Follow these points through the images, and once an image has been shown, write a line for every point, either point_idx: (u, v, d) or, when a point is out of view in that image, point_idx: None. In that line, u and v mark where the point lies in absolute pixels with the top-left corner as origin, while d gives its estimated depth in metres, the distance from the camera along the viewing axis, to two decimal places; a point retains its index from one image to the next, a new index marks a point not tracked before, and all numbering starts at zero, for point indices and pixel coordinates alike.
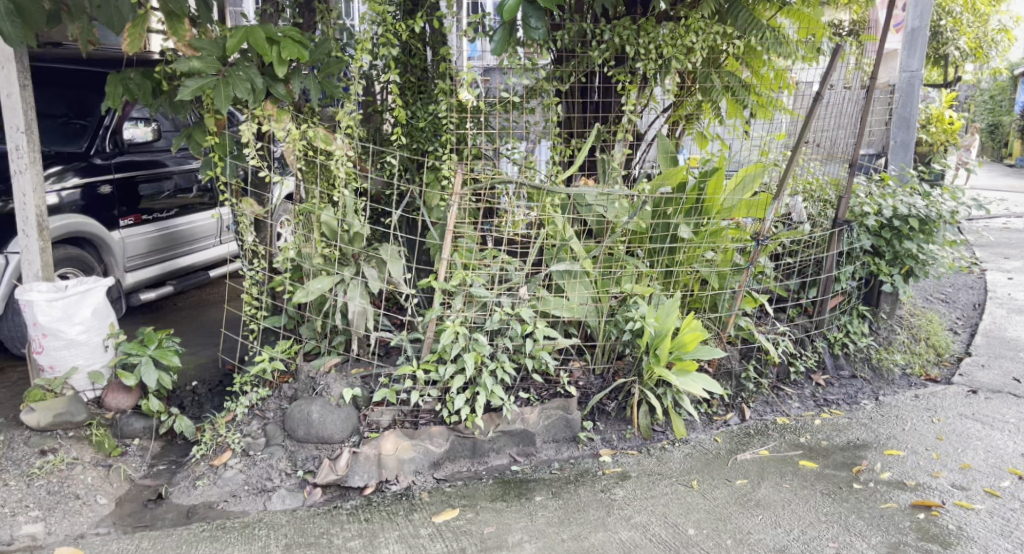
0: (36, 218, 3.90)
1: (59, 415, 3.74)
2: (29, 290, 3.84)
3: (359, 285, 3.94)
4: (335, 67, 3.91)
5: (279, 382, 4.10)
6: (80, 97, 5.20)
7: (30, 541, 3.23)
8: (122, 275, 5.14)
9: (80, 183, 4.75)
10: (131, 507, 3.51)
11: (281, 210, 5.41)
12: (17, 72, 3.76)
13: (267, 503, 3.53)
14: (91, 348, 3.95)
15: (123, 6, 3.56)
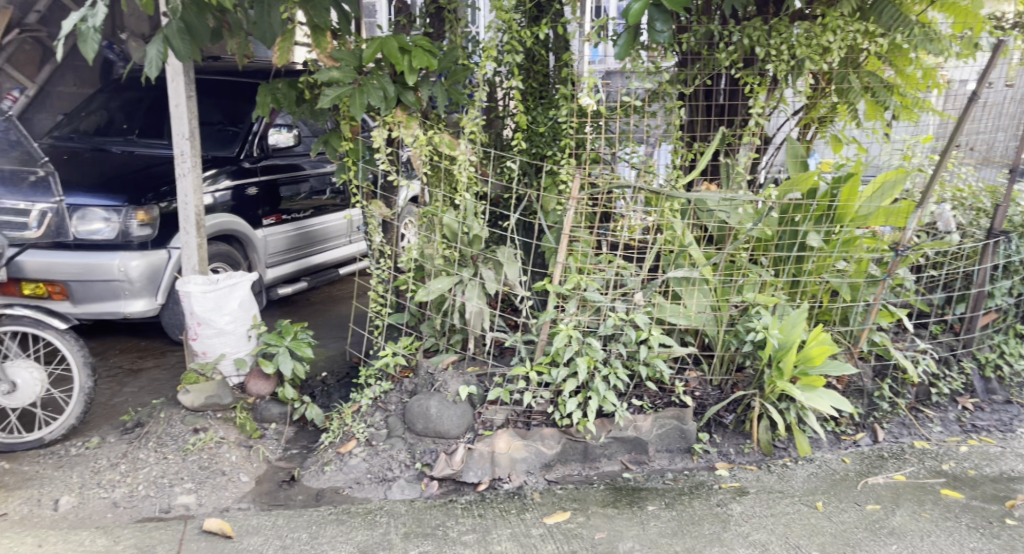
0: (195, 217, 4.29)
1: (209, 398, 4.11)
2: (187, 283, 4.21)
3: (477, 285, 4.05)
4: (461, 74, 4.05)
5: (400, 376, 4.27)
6: (234, 106, 5.66)
7: (184, 510, 3.57)
8: (265, 270, 5.57)
9: (230, 185, 5.16)
10: (267, 487, 3.79)
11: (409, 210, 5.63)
12: (184, 85, 4.15)
13: (387, 492, 3.71)
14: (237, 337, 4.30)
15: (274, 22, 3.81)
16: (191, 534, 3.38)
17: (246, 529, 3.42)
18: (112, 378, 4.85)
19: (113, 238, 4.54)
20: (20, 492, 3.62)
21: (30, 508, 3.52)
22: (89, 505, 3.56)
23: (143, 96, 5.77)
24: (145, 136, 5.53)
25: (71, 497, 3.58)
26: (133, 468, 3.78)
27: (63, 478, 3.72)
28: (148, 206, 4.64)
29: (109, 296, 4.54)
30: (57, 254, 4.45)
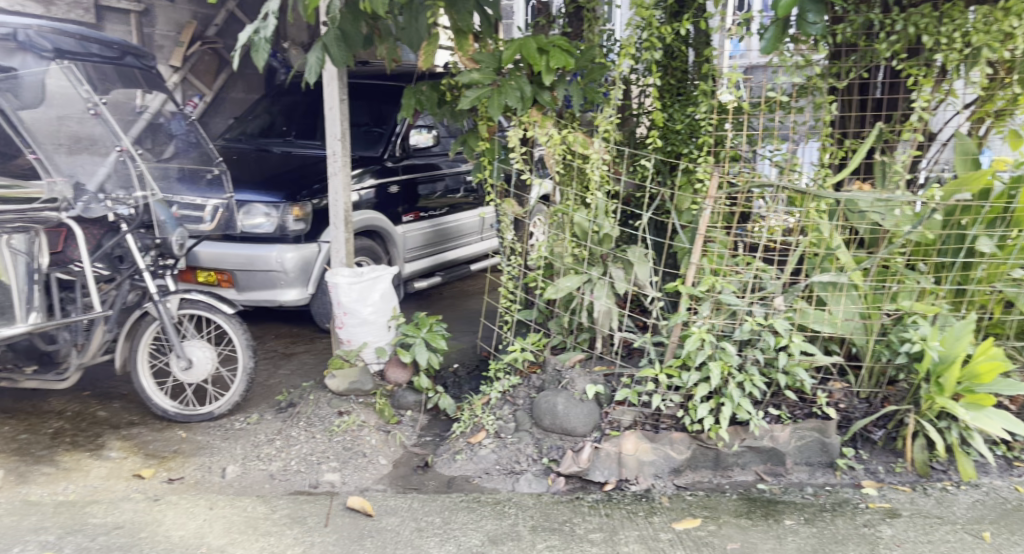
0: (344, 213, 4.58)
1: (352, 383, 4.38)
2: (335, 274, 4.51)
3: (606, 284, 4.04)
4: (597, 73, 4.06)
5: (529, 372, 4.36)
6: (379, 108, 5.97)
7: (330, 487, 3.81)
8: (404, 265, 5.85)
9: (374, 183, 5.45)
10: (403, 471, 3.97)
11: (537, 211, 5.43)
12: (337, 89, 4.44)
13: (515, 485, 3.77)
14: (378, 327, 4.56)
15: (421, 27, 3.98)
16: (336, 509, 3.57)
17: (385, 508, 3.57)
18: (268, 360, 5.29)
19: (272, 231, 4.94)
20: (193, 459, 4.02)
21: (202, 474, 3.89)
22: (250, 476, 3.89)
23: (300, 100, 6.23)
24: (301, 137, 5.97)
25: (235, 467, 3.93)
26: (287, 444, 4.11)
27: (228, 450, 4.10)
28: (302, 202, 5.01)
29: (267, 285, 4.94)
30: (224, 246, 4.91)
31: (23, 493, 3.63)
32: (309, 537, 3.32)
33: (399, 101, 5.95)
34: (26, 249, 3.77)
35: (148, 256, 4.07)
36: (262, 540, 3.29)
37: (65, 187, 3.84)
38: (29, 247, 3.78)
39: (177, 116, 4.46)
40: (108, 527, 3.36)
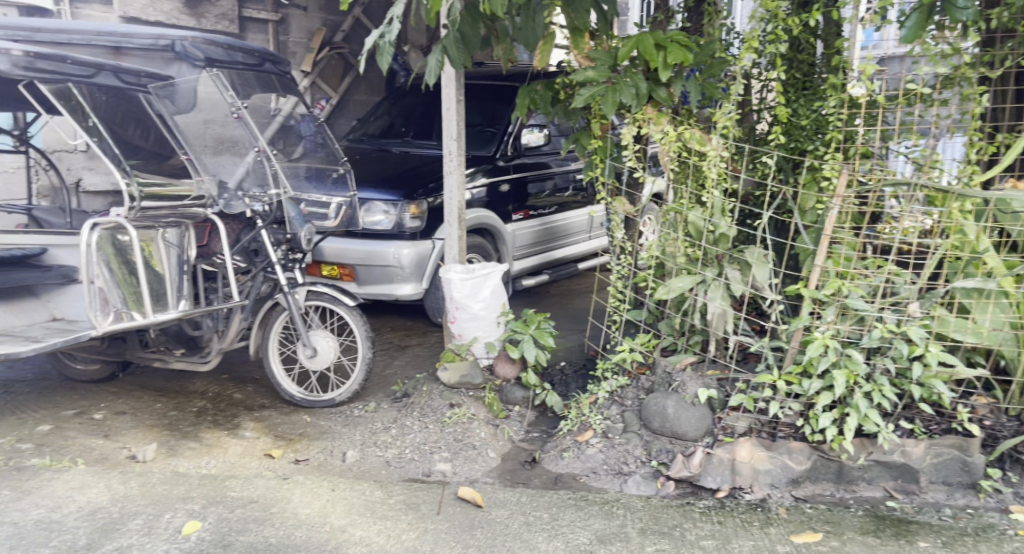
0: (458, 211, 4.71)
1: (463, 377, 4.53)
2: (448, 271, 4.66)
3: (721, 286, 3.93)
4: (718, 68, 3.95)
5: (637, 373, 4.31)
6: (493, 108, 6.07)
7: (442, 476, 3.91)
8: (512, 262, 5.94)
9: (486, 182, 5.55)
10: (511, 465, 4.03)
11: (647, 210, 5.38)
12: (455, 90, 4.56)
13: (624, 486, 3.73)
14: (488, 323, 4.67)
15: (537, 25, 4.01)
16: (448, 498, 3.66)
17: (495, 501, 3.63)
18: (384, 351, 5.49)
19: (390, 229, 5.14)
20: (317, 442, 4.25)
21: (324, 457, 4.10)
22: (368, 461, 4.06)
23: (418, 101, 6.43)
24: (418, 137, 6.17)
25: (354, 452, 4.12)
26: (402, 433, 4.26)
27: (349, 435, 4.31)
28: (418, 201, 5.18)
29: (384, 279, 5.13)
30: (346, 241, 5.15)
31: (173, 465, 3.95)
32: (423, 524, 3.42)
33: (512, 101, 6.02)
34: (177, 242, 4.05)
35: (280, 250, 4.32)
36: (380, 524, 3.41)
37: (211, 185, 4.19)
38: (180, 240, 4.07)
39: (306, 118, 4.69)
40: (245, 500, 3.58)
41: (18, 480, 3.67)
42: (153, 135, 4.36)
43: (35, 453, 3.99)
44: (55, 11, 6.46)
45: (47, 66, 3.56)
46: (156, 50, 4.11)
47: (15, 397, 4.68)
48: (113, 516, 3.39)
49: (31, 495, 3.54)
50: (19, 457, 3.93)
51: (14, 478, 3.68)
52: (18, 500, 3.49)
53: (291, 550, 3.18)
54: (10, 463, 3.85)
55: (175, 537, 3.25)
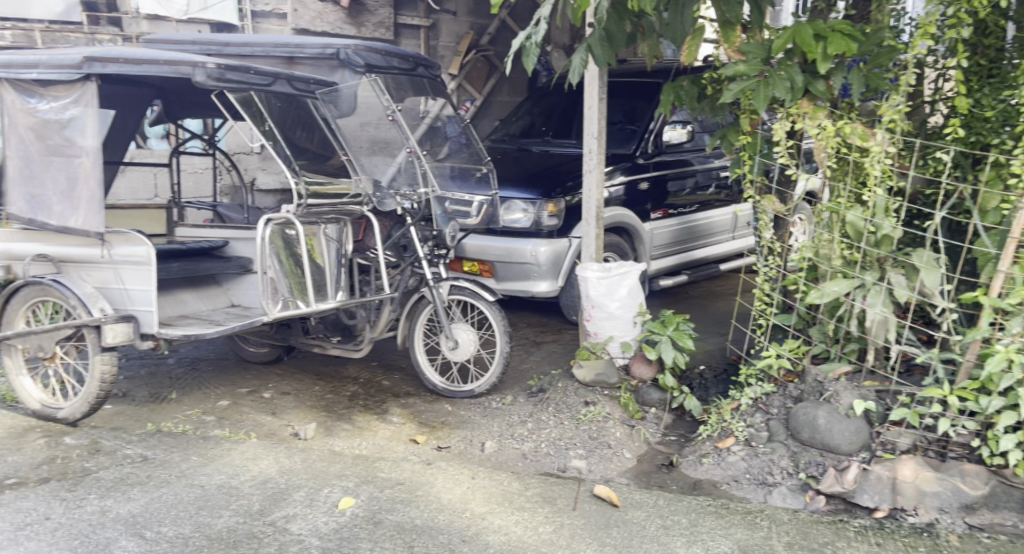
0: (596, 209, 4.72)
1: (598, 375, 4.51)
2: (584, 269, 4.66)
3: (883, 291, 3.70)
4: (886, 56, 3.67)
5: (785, 380, 4.14)
6: (634, 106, 5.99)
7: (577, 473, 3.91)
8: (650, 261, 5.82)
9: (624, 180, 5.48)
10: (647, 467, 3.97)
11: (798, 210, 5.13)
12: (597, 89, 4.55)
13: (768, 497, 3.58)
14: (624, 322, 4.63)
15: (686, 20, 3.90)
16: (583, 496, 3.64)
17: (631, 501, 3.58)
18: (520, 347, 5.57)
19: (529, 227, 5.18)
20: (458, 431, 4.37)
21: (465, 445, 4.21)
22: (505, 453, 4.13)
23: (559, 101, 6.46)
24: (558, 136, 6.20)
25: (493, 443, 4.20)
26: (538, 427, 4.30)
27: (487, 426, 4.40)
28: (557, 199, 5.20)
29: (522, 277, 5.19)
30: (487, 239, 5.25)
31: (330, 444, 4.19)
32: (559, 518, 3.43)
33: (653, 98, 5.92)
34: (337, 237, 4.31)
35: (427, 246, 4.45)
36: (517, 514, 3.45)
37: (367, 183, 4.33)
38: (339, 235, 4.32)
39: (452, 120, 4.83)
40: (393, 482, 3.73)
41: (203, 448, 4.02)
42: (317, 136, 4.43)
43: (217, 425, 4.36)
44: (241, 26, 6.80)
45: (235, 77, 3.83)
46: (324, 58, 4.67)
47: (198, 374, 5.14)
48: (281, 487, 3.64)
49: (214, 462, 3.87)
50: (204, 427, 4.31)
51: (200, 446, 4.04)
52: (204, 466, 3.82)
53: (435, 532, 3.28)
54: (197, 432, 4.23)
55: (332, 511, 3.44)
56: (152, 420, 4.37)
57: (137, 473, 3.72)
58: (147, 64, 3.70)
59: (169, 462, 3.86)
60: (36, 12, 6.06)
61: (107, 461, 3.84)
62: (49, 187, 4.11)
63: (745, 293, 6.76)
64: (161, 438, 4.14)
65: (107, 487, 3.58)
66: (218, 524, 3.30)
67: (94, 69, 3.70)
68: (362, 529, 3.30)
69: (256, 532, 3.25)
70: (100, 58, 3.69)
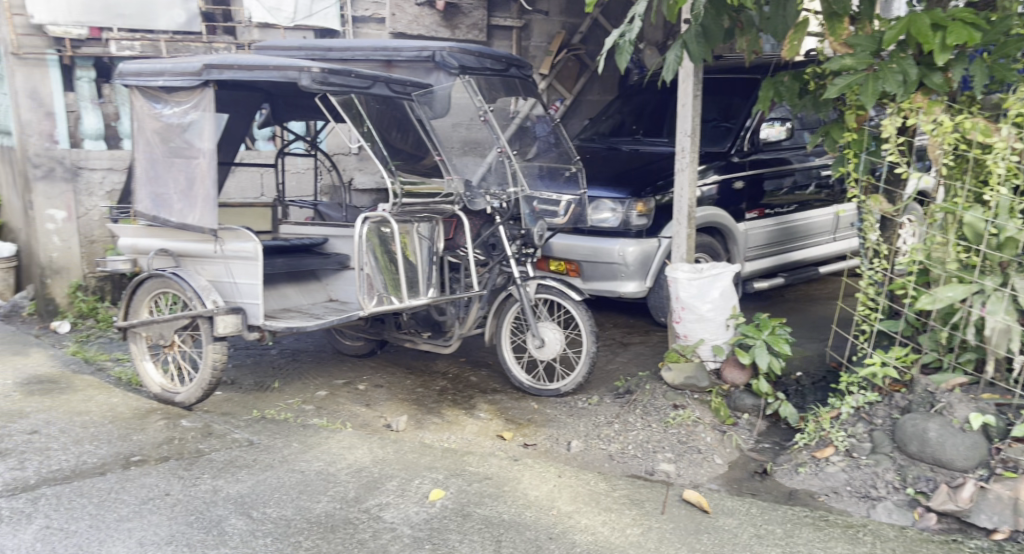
0: (687, 208, 4.63)
1: (688, 378, 4.45)
2: (675, 270, 4.58)
3: (1005, 298, 3.49)
4: (1013, 46, 3.43)
5: (890, 390, 3.95)
6: (729, 103, 5.83)
7: (666, 476, 3.84)
8: (744, 263, 5.66)
9: (717, 179, 5.34)
10: (738, 474, 3.86)
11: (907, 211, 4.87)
12: (692, 85, 4.47)
13: (871, 511, 3.40)
14: (716, 325, 4.52)
15: (789, 15, 3.78)
16: (672, 500, 3.58)
17: (723, 508, 3.49)
18: (607, 347, 5.53)
19: (617, 226, 5.13)
20: (544, 429, 4.37)
21: (551, 443, 4.21)
22: (592, 453, 4.10)
23: (650, 99, 6.36)
24: (649, 135, 6.11)
25: (579, 442, 4.18)
26: (624, 429, 4.26)
27: (573, 426, 4.38)
28: (646, 198, 5.13)
29: (610, 276, 5.11)
30: (574, 238, 5.19)
31: (420, 436, 4.27)
32: (647, 521, 3.38)
33: (749, 95, 5.75)
34: (429, 235, 4.39)
35: (514, 245, 4.47)
36: (604, 515, 3.43)
37: (459, 183, 4.42)
38: (432, 233, 4.40)
39: (542, 120, 4.86)
40: (481, 476, 3.78)
41: (303, 436, 4.19)
42: (411, 137, 4.42)
43: (315, 413, 4.53)
44: (342, 31, 7.04)
45: (338, 81, 3.98)
46: (420, 61, 4.83)
47: (297, 364, 5.35)
48: (375, 475, 3.74)
49: (313, 449, 4.02)
50: (303, 415, 4.49)
51: (300, 434, 4.21)
52: (304, 452, 3.98)
53: (523, 528, 3.30)
54: (297, 420, 4.41)
55: (423, 502, 3.51)
56: (257, 407, 4.58)
57: (244, 457, 3.91)
58: (258, 69, 3.90)
59: (272, 447, 4.04)
60: (161, 24, 6.12)
61: (219, 444, 4.06)
62: (170, 186, 4.40)
63: (846, 297, 6.47)
64: (265, 424, 4.33)
65: (218, 468, 3.78)
66: (317, 508, 3.43)
67: (212, 76, 4.06)
68: (452, 521, 3.35)
69: (352, 518, 3.35)
70: (217, 66, 4.04)
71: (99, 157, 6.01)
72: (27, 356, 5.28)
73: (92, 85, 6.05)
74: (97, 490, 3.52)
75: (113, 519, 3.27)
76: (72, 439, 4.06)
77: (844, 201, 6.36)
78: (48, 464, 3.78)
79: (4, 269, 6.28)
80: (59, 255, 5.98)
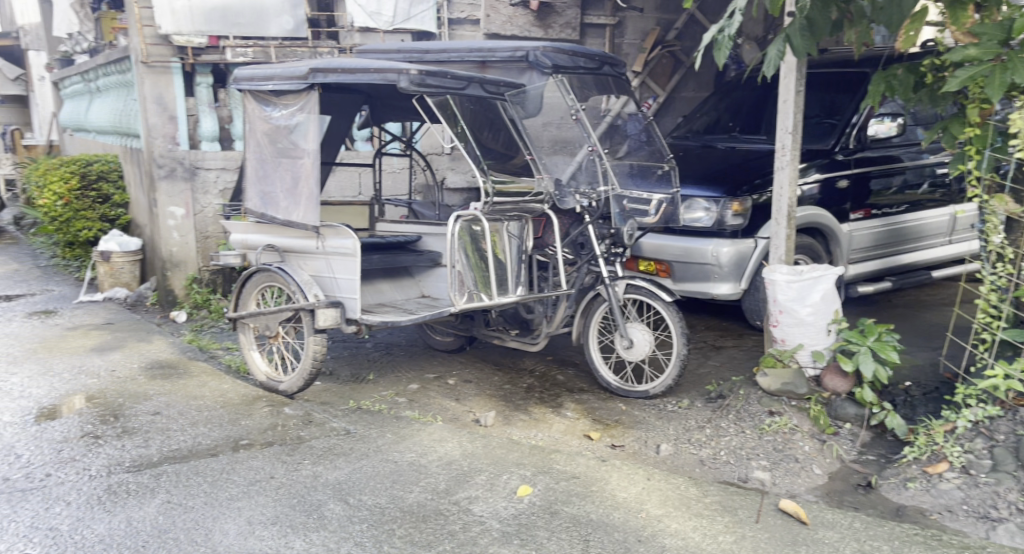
0: (787, 208, 4.46)
1: (785, 384, 4.32)
2: (772, 272, 4.44)
3: None
4: None
5: (1014, 404, 3.66)
6: (834, 99, 5.58)
7: (760, 484, 3.72)
8: (847, 266, 5.40)
9: (819, 178, 5.11)
10: (840, 486, 3.70)
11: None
12: (795, 81, 4.31)
13: (990, 533, 3.18)
14: (816, 329, 4.34)
15: (905, 4, 3.63)
16: (767, 509, 3.47)
17: (822, 520, 3.36)
18: (699, 350, 5.41)
19: (710, 226, 4.99)
20: (632, 431, 4.33)
21: (640, 446, 4.17)
22: (682, 457, 4.03)
23: (748, 95, 6.17)
24: (745, 132, 5.96)
25: (668, 446, 4.12)
26: (717, 434, 4.17)
27: (663, 428, 4.32)
28: (742, 197, 4.98)
29: (702, 277, 4.98)
30: (665, 238, 5.10)
31: (508, 432, 4.33)
32: (741, 529, 3.29)
33: (856, 89, 5.48)
34: (519, 233, 4.43)
35: (604, 244, 4.45)
36: (695, 520, 3.37)
37: (549, 183, 4.41)
38: (521, 232, 4.44)
39: (634, 118, 4.83)
40: (569, 474, 3.79)
41: (397, 427, 4.33)
42: (502, 137, 4.52)
43: (408, 406, 4.66)
44: (438, 34, 7.22)
45: (434, 82, 4.07)
46: (514, 61, 4.91)
47: (390, 358, 5.53)
48: (465, 469, 3.83)
49: (406, 440, 4.15)
50: (397, 407, 4.63)
51: (394, 425, 4.35)
52: (398, 443, 4.12)
53: (611, 529, 3.28)
54: (391, 412, 4.56)
55: (512, 497, 3.56)
56: (354, 398, 4.77)
57: (342, 445, 4.08)
58: (359, 73, 4.04)
59: (368, 437, 4.19)
60: (272, 31, 6.52)
61: (318, 431, 4.26)
62: (278, 185, 4.63)
63: (963, 304, 6.06)
64: (361, 415, 4.50)
65: (318, 455, 3.96)
66: (409, 498, 3.54)
67: (317, 80, 4.23)
68: (540, 517, 3.38)
69: (443, 509, 3.44)
70: (322, 70, 4.20)
71: (214, 157, 6.40)
72: (150, 343, 5.70)
73: (210, 90, 6.45)
74: (209, 470, 3.77)
75: (225, 497, 3.50)
76: (189, 421, 4.36)
77: (960, 202, 5.98)
78: (169, 443, 4.07)
79: (131, 262, 6.80)
80: (178, 250, 6.41)
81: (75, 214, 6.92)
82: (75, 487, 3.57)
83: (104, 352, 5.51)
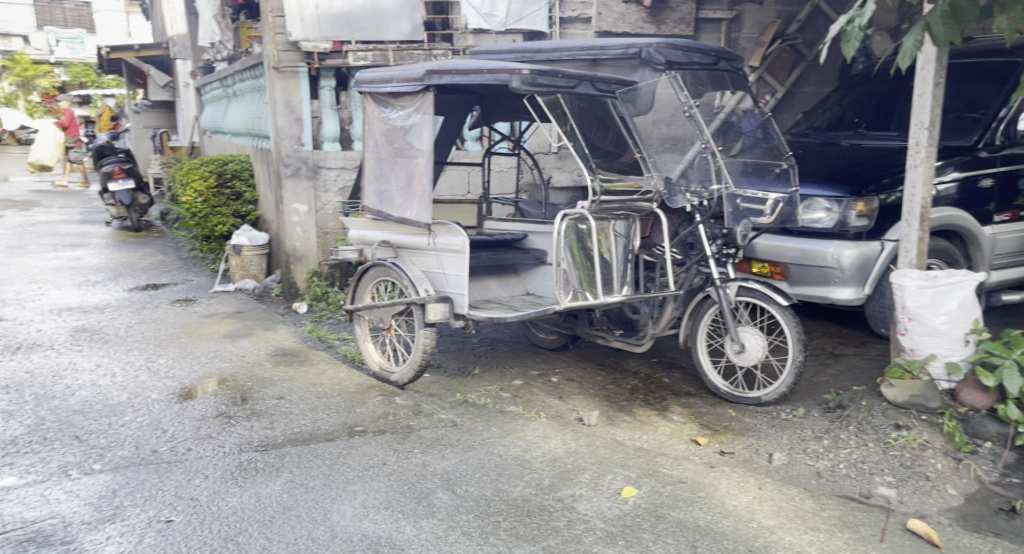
0: (920, 208, 4.15)
1: (914, 396, 4.02)
2: (901, 276, 4.14)
3: None
4: None
5: None
6: (976, 91, 5.16)
7: (885, 501, 3.49)
8: (989, 273, 4.99)
9: (958, 176, 4.70)
10: (977, 509, 3.41)
11: None
12: (933, 72, 4.00)
13: None
14: (952, 340, 4.01)
15: None
16: (893, 528, 3.25)
17: (956, 544, 3.12)
18: (815, 357, 5.14)
19: (832, 227, 4.72)
20: (742, 438, 4.18)
21: (750, 453, 4.01)
22: (797, 467, 3.85)
23: (878, 89, 5.82)
24: (873, 128, 5.65)
25: (782, 455, 3.94)
26: (836, 445, 3.95)
27: (775, 437, 4.15)
28: (868, 197, 4.69)
29: (821, 281, 4.69)
30: (781, 239, 4.84)
31: (613, 432, 4.29)
32: (863, 547, 3.10)
33: (1002, 80, 5.06)
34: (625, 233, 4.36)
35: (715, 245, 4.31)
36: (811, 534, 3.20)
37: (659, 181, 4.34)
38: (628, 231, 4.37)
39: (750, 115, 4.68)
40: (675, 478, 3.71)
41: (502, 421, 4.39)
42: (610, 134, 4.54)
43: (512, 401, 4.72)
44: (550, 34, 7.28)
45: (545, 81, 4.09)
46: (626, 58, 4.84)
47: (495, 353, 5.61)
48: (569, 466, 3.84)
49: (510, 435, 4.21)
50: (502, 402, 4.70)
51: (499, 420, 4.42)
52: (502, 437, 4.18)
53: (720, 537, 3.19)
54: (496, 406, 4.63)
55: (616, 498, 3.53)
56: (461, 391, 4.88)
57: (449, 436, 4.19)
58: (473, 73, 4.08)
59: (474, 429, 4.28)
60: (391, 35, 6.79)
61: (427, 422, 4.39)
62: (394, 183, 4.80)
63: None
64: (467, 408, 4.60)
65: (427, 445, 4.09)
66: (514, 492, 3.58)
67: (433, 82, 4.34)
68: (645, 520, 3.33)
69: (547, 505, 3.46)
70: (438, 71, 4.30)
71: (335, 157, 6.71)
72: (275, 331, 6.06)
73: (333, 92, 6.77)
74: (327, 454, 3.97)
75: (341, 480, 3.68)
76: (309, 406, 4.61)
77: None
78: (291, 427, 4.33)
79: (259, 255, 7.27)
80: (301, 244, 6.79)
81: (213, 210, 7.50)
82: (211, 462, 3.87)
83: (237, 338, 5.91)
